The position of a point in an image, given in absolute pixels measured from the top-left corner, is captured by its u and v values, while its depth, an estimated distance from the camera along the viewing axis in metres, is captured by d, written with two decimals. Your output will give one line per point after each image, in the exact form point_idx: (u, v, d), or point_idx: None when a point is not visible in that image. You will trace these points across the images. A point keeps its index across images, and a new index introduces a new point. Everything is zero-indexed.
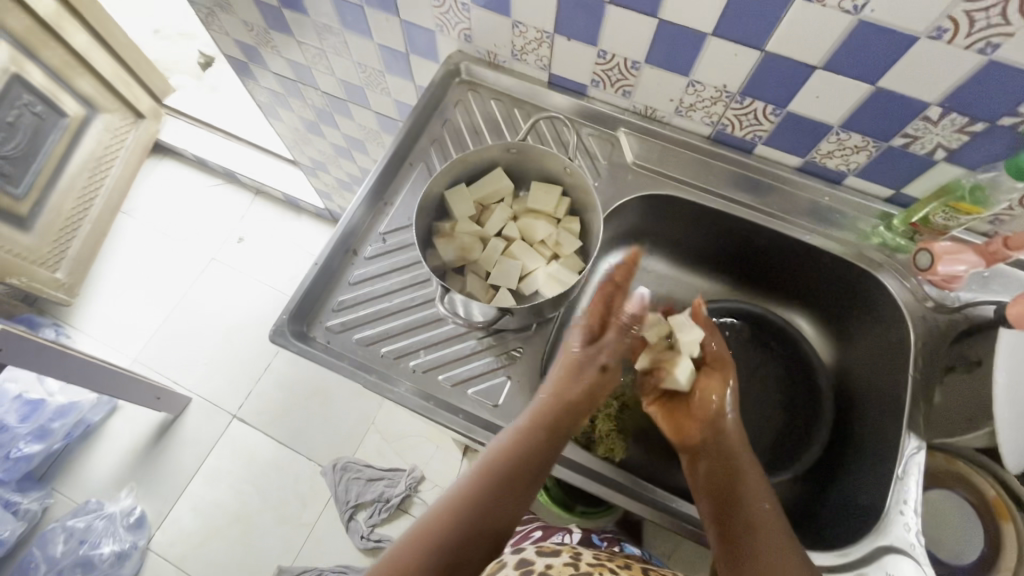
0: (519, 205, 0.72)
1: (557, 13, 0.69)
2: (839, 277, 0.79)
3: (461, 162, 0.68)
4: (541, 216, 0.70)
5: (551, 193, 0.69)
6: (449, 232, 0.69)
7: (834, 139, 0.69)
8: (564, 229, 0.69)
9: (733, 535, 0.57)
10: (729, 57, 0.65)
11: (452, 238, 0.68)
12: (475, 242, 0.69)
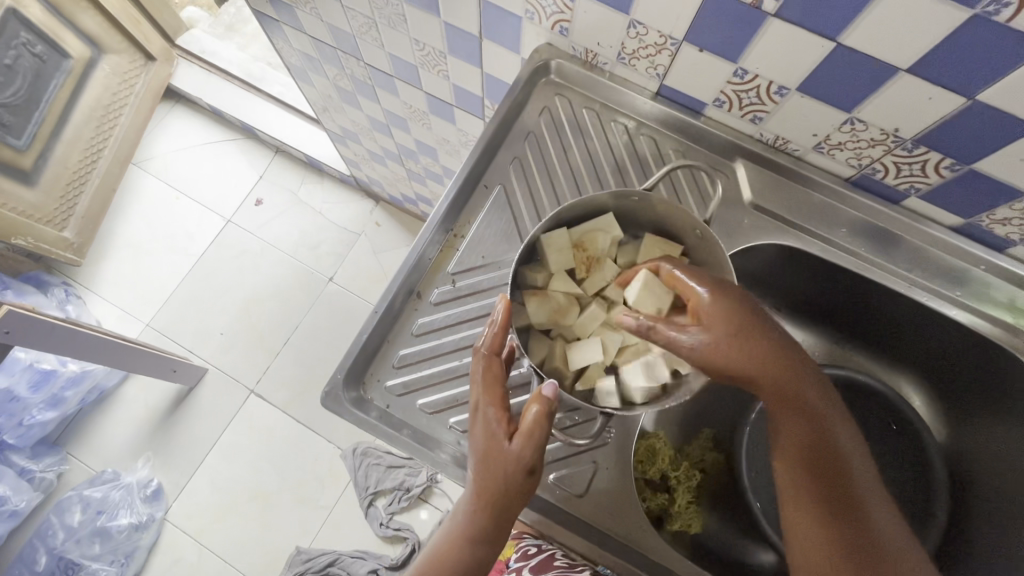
0: (625, 258, 0.66)
1: (693, 20, 0.54)
2: (979, 361, 0.68)
3: (571, 206, 0.60)
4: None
5: (671, 250, 0.63)
6: (543, 290, 0.62)
7: (1020, 206, 0.56)
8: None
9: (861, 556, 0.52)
10: (916, 99, 0.51)
11: (545, 299, 0.61)
12: (572, 305, 0.62)
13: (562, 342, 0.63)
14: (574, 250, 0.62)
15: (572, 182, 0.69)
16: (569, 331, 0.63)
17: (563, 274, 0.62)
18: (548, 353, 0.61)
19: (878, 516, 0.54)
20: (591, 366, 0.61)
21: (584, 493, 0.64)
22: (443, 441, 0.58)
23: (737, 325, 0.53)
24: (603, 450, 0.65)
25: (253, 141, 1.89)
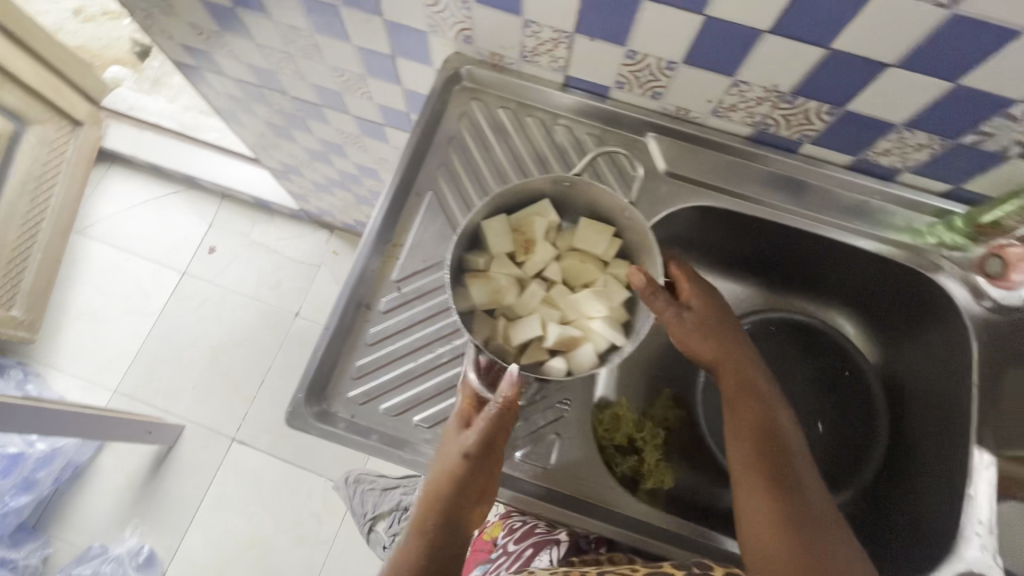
0: (563, 240, 0.69)
1: (580, 12, 0.59)
2: (893, 283, 0.74)
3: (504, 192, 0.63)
4: (588, 259, 0.67)
5: (607, 234, 0.66)
6: (483, 272, 0.65)
7: (895, 136, 0.62)
8: (613, 276, 0.67)
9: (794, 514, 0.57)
10: (785, 55, 0.56)
11: (487, 280, 0.64)
12: (512, 286, 0.65)
13: (503, 323, 0.66)
14: (512, 233, 0.65)
15: (499, 178, 0.72)
16: (511, 311, 0.66)
17: (503, 257, 0.65)
18: (492, 332, 0.64)
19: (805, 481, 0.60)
20: (532, 342, 0.64)
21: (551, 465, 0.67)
22: (412, 439, 0.61)
23: (713, 311, 0.67)
24: (562, 423, 0.69)
25: (196, 190, 1.88)
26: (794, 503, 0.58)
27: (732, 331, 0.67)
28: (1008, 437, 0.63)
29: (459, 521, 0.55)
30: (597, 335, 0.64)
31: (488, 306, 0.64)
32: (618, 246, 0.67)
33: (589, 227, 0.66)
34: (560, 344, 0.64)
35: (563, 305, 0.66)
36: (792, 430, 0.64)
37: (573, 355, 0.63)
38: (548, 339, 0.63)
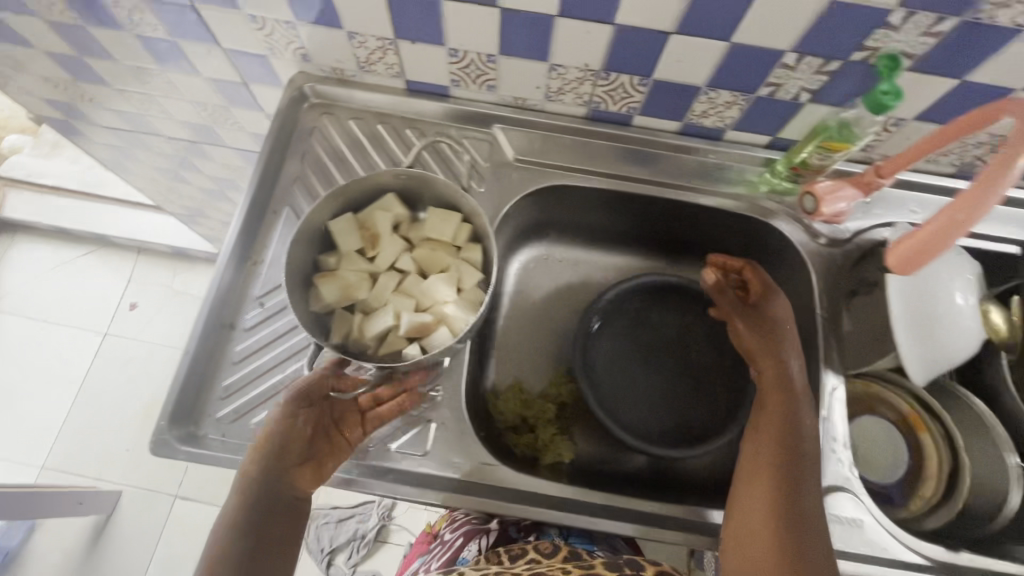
0: (417, 233, 0.71)
1: (392, 18, 0.62)
2: (744, 234, 0.79)
3: (340, 192, 0.66)
4: (439, 246, 0.69)
5: (451, 221, 0.69)
6: (332, 272, 0.67)
7: (704, 97, 0.67)
8: (463, 260, 0.68)
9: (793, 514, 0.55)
10: (582, 34, 0.61)
11: (334, 278, 0.66)
12: (362, 280, 0.67)
13: (360, 317, 0.67)
14: (358, 230, 0.68)
15: None
16: (368, 304, 0.68)
17: (353, 254, 0.68)
18: (347, 326, 0.66)
19: (809, 484, 0.58)
20: (389, 332, 0.66)
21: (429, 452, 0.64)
22: None
23: (762, 322, 0.68)
24: (438, 408, 0.66)
25: (109, 248, 1.83)
26: (798, 533, 0.54)
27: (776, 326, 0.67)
28: (850, 356, 0.69)
29: (282, 494, 0.56)
30: (449, 316, 0.66)
31: (341, 302, 0.66)
32: (467, 232, 0.69)
33: (434, 216, 0.69)
34: (412, 331, 0.65)
35: (416, 292, 0.68)
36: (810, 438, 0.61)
37: (426, 340, 0.65)
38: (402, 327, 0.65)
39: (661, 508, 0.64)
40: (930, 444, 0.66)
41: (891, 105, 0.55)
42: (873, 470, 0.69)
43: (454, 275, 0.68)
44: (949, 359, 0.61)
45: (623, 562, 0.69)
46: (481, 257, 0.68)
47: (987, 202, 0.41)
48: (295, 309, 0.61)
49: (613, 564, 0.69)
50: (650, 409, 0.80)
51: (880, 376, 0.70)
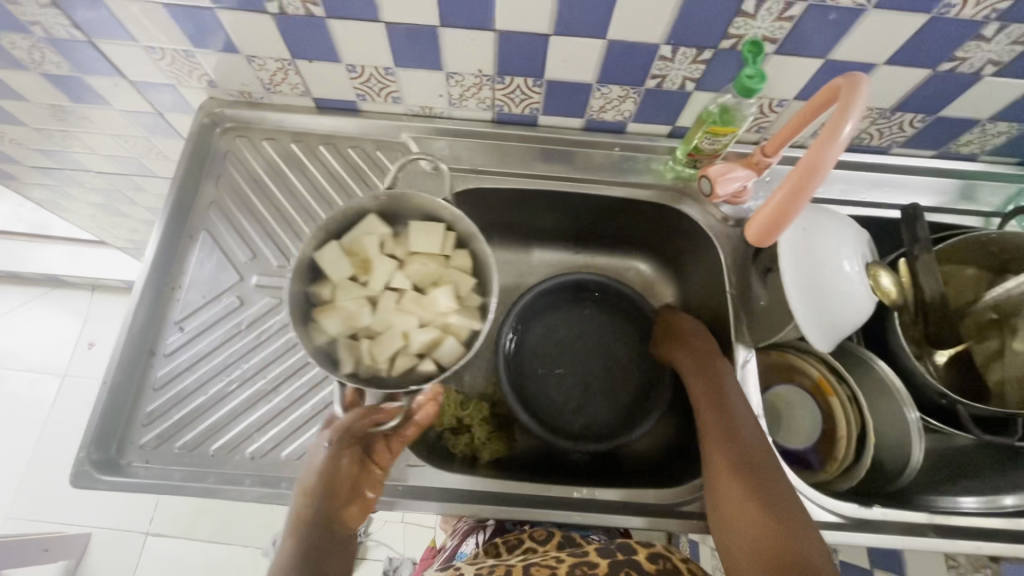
0: (400, 246, 0.68)
1: (284, 39, 0.64)
2: (659, 220, 0.81)
3: (337, 214, 0.63)
4: (427, 257, 0.66)
5: (433, 236, 0.65)
6: (331, 302, 0.63)
7: (598, 93, 0.70)
8: (455, 270, 0.67)
9: (754, 479, 0.56)
10: (467, 42, 0.63)
11: (336, 310, 0.62)
12: (363, 306, 0.64)
13: (367, 342, 0.64)
14: (347, 256, 0.64)
15: (269, 205, 0.75)
16: (371, 330, 0.65)
17: (346, 281, 0.64)
18: (362, 354, 0.63)
19: (756, 446, 0.59)
20: (398, 356, 0.64)
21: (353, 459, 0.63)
22: (210, 468, 0.62)
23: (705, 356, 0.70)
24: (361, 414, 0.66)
25: (64, 288, 1.81)
26: (765, 492, 0.55)
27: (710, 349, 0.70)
28: (759, 330, 0.72)
29: (334, 532, 0.56)
30: (456, 329, 0.65)
31: (346, 333, 0.63)
32: (454, 240, 0.67)
33: (415, 232, 0.66)
34: (426, 347, 0.64)
35: (417, 309, 0.65)
36: (739, 405, 0.63)
37: (439, 354, 0.64)
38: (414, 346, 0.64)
39: (586, 493, 0.65)
40: (838, 407, 0.69)
41: (757, 87, 0.58)
42: (792, 436, 0.73)
43: (456, 283, 0.66)
44: (847, 321, 0.64)
45: (617, 548, 0.65)
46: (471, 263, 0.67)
47: (813, 160, 0.46)
48: (305, 346, 0.58)
49: (605, 550, 0.65)
50: (576, 403, 0.82)
51: (793, 345, 0.74)
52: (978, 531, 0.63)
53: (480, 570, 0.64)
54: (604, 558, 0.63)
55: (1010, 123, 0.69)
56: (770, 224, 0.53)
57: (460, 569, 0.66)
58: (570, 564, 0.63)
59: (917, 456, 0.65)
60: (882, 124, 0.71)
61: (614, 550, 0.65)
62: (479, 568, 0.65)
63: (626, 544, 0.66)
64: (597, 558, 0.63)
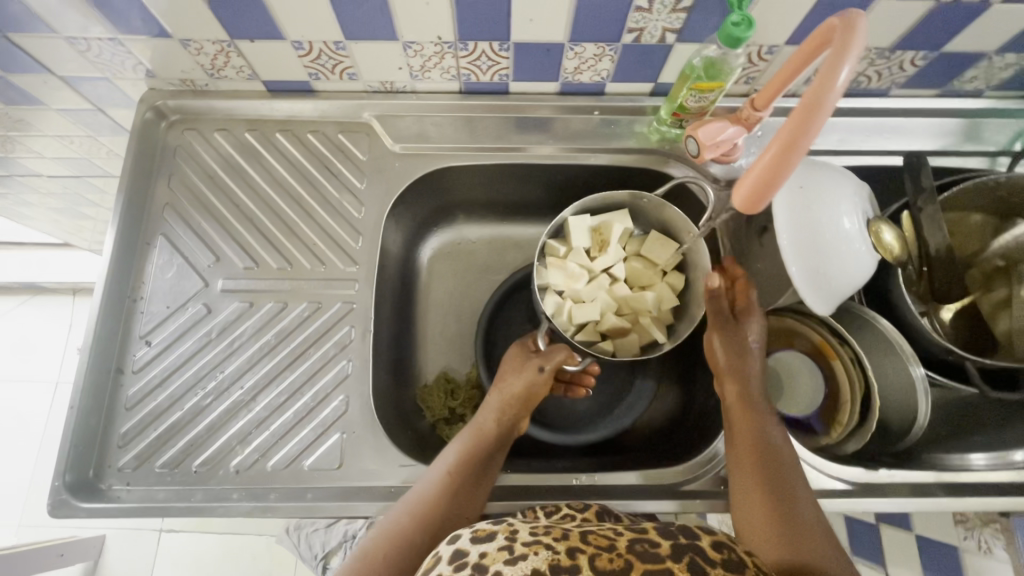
0: (633, 246, 0.74)
1: (218, 19, 0.58)
2: (646, 186, 0.77)
3: (597, 198, 0.70)
4: (651, 265, 0.73)
5: (666, 246, 0.71)
6: (562, 257, 0.71)
7: (571, 54, 0.64)
8: (666, 284, 0.72)
9: (774, 471, 0.56)
10: (421, 7, 0.57)
11: (563, 266, 0.71)
12: (583, 273, 0.70)
13: (571, 300, 0.71)
14: (592, 233, 0.71)
15: (229, 202, 0.70)
16: (579, 295, 0.71)
17: (583, 251, 0.71)
18: (559, 306, 0.70)
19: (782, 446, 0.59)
20: (587, 323, 0.71)
21: (342, 465, 0.61)
22: (195, 486, 0.59)
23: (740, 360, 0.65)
24: (348, 418, 0.63)
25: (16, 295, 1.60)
26: (785, 488, 0.55)
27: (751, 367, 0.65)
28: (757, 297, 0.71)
29: (481, 474, 0.59)
30: (594, 326, 0.71)
31: (563, 286, 0.71)
32: (676, 262, 0.73)
33: (663, 241, 0.71)
34: (613, 331, 0.71)
35: (621, 300, 0.73)
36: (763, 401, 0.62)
37: (619, 342, 0.71)
38: (603, 325, 0.71)
39: (586, 480, 0.62)
40: (841, 371, 0.66)
41: (744, 36, 0.53)
42: (796, 402, 0.71)
43: (657, 297, 0.72)
44: (848, 282, 0.61)
45: (677, 528, 0.47)
46: (684, 286, 0.72)
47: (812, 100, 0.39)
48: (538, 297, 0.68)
49: (664, 529, 0.46)
50: None
51: (793, 309, 0.71)
52: (985, 487, 0.62)
53: (533, 532, 0.45)
54: (663, 538, 0.45)
55: (1019, 54, 0.63)
56: (757, 191, 0.45)
57: (510, 526, 0.46)
58: (628, 537, 0.46)
59: (922, 414, 0.62)
60: (881, 65, 0.66)
61: (673, 531, 0.46)
62: (534, 529, 0.46)
63: (689, 527, 0.47)
64: (654, 536, 0.46)
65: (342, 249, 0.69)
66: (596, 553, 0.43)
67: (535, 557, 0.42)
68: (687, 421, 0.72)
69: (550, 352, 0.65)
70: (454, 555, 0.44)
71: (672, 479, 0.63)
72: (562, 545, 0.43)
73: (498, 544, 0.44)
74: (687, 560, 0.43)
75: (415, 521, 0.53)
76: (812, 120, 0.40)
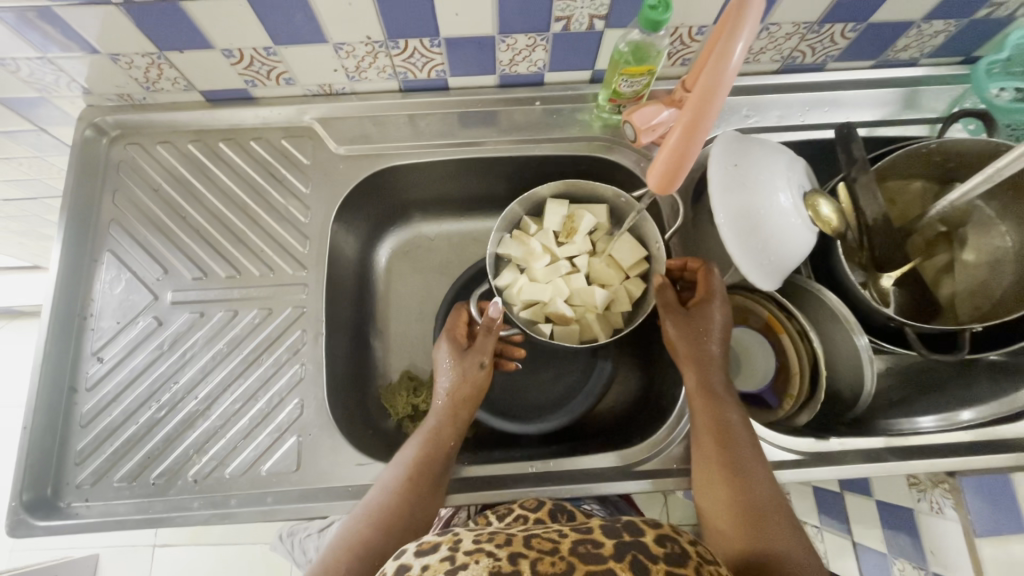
0: (606, 242, 0.73)
1: (143, 31, 0.57)
2: (595, 173, 0.77)
3: (573, 183, 0.70)
4: (615, 266, 0.72)
5: (631, 249, 0.70)
6: (526, 235, 0.72)
7: (503, 46, 0.64)
8: (625, 289, 0.71)
9: (731, 467, 0.56)
10: (345, 8, 0.56)
11: (525, 242, 0.71)
12: (543, 254, 0.71)
13: (527, 276, 0.72)
14: (563, 218, 0.71)
15: (175, 215, 0.70)
16: (535, 274, 0.71)
17: (551, 233, 0.71)
18: (513, 279, 0.71)
19: (740, 437, 0.58)
20: (538, 302, 0.70)
21: (300, 467, 0.61)
22: (152, 497, 0.60)
23: (697, 352, 0.62)
24: (305, 417, 0.63)
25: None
26: (744, 484, 0.54)
27: (710, 352, 0.62)
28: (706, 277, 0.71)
29: (439, 469, 0.58)
30: (544, 305, 0.71)
31: (520, 260, 0.71)
32: (642, 269, 0.71)
33: (630, 243, 0.70)
34: (557, 315, 0.70)
35: (578, 293, 0.72)
36: (718, 385, 0.61)
37: (563, 328, 0.71)
38: (549, 308, 0.70)
39: (541, 466, 0.62)
40: (789, 345, 0.67)
41: (663, 19, 0.53)
42: (750, 379, 0.72)
43: (611, 298, 0.71)
44: (784, 257, 0.62)
45: (621, 525, 0.42)
46: (641, 294, 0.71)
47: (707, 89, 0.43)
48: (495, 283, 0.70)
49: (608, 526, 0.41)
50: (523, 380, 0.77)
51: (742, 287, 0.72)
52: (934, 449, 0.63)
53: (476, 540, 0.39)
54: (607, 536, 0.40)
55: (947, 21, 0.64)
56: (668, 174, 0.50)
57: (455, 535, 0.40)
58: (572, 538, 0.40)
59: (868, 382, 0.64)
60: (812, 39, 0.66)
61: (618, 528, 0.41)
62: (478, 535, 0.40)
63: (633, 523, 0.42)
64: (599, 535, 0.40)
65: (290, 254, 0.70)
66: (539, 558, 0.37)
67: (474, 567, 0.36)
68: (645, 406, 0.73)
69: (481, 343, 0.65)
70: (398, 571, 0.38)
71: (626, 461, 0.63)
72: (504, 550, 0.37)
73: (439, 556, 0.38)
74: (629, 560, 0.38)
75: (373, 531, 0.52)
76: (708, 107, 0.44)
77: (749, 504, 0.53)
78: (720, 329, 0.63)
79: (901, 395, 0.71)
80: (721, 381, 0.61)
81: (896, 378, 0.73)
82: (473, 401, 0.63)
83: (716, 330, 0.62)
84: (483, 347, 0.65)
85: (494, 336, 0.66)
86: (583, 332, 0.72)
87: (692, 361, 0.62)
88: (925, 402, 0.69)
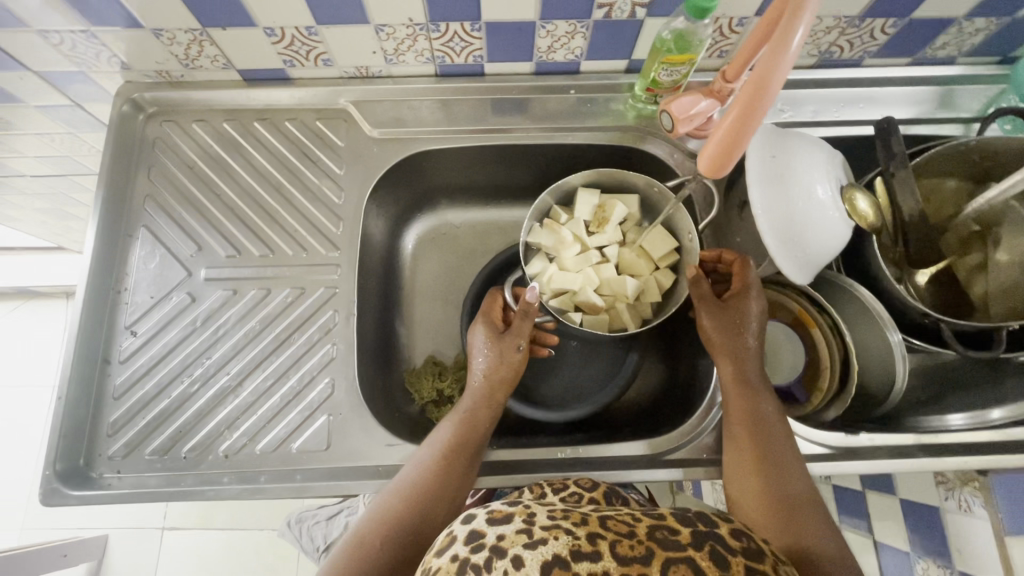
0: (636, 232, 0.73)
1: (190, 6, 0.58)
2: (625, 163, 0.77)
3: (606, 172, 0.70)
4: (645, 257, 0.72)
5: (662, 239, 0.70)
6: (557, 224, 0.72)
7: (543, 32, 0.64)
8: (654, 280, 0.71)
9: (765, 458, 0.56)
10: None
11: (557, 230, 0.71)
12: (574, 243, 0.71)
13: (558, 266, 0.72)
14: (595, 208, 0.71)
15: (209, 192, 0.70)
16: (566, 263, 0.71)
17: (583, 223, 0.71)
18: (544, 268, 0.71)
19: (775, 428, 0.58)
20: (568, 291, 0.71)
21: (331, 445, 0.61)
22: (184, 470, 0.60)
23: (733, 343, 0.62)
24: (336, 396, 0.64)
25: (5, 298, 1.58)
26: (778, 475, 0.54)
27: (745, 344, 0.62)
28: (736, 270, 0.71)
29: (472, 451, 0.58)
30: (574, 294, 0.71)
31: (551, 249, 0.71)
32: (672, 260, 0.71)
33: (661, 234, 0.70)
34: (587, 305, 0.71)
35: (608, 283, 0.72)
36: (753, 377, 0.61)
37: (593, 317, 0.71)
38: (579, 297, 0.70)
39: (571, 452, 0.63)
40: (820, 340, 0.67)
41: (710, 6, 0.53)
42: (777, 373, 0.72)
43: (641, 288, 0.72)
44: (818, 252, 0.61)
45: (693, 515, 0.42)
46: (671, 285, 0.71)
47: (764, 75, 0.43)
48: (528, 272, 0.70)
49: (681, 515, 0.41)
50: (549, 368, 0.77)
51: (772, 280, 0.72)
52: (965, 447, 0.62)
53: (551, 516, 0.39)
54: (682, 524, 0.40)
55: (988, 19, 0.64)
56: (721, 157, 0.50)
57: (527, 508, 0.41)
58: (648, 522, 0.40)
59: (900, 379, 0.64)
60: (851, 34, 0.66)
61: (691, 518, 0.41)
62: (551, 511, 0.40)
63: (705, 514, 0.42)
64: (675, 523, 0.40)
65: (323, 235, 0.70)
66: (617, 540, 0.37)
67: (554, 543, 0.37)
68: (671, 397, 0.73)
69: (518, 326, 0.65)
70: (470, 536, 0.39)
71: (656, 449, 0.63)
72: (582, 529, 0.38)
73: (515, 527, 0.38)
74: (708, 549, 0.38)
75: (406, 509, 0.52)
76: (766, 90, 0.44)
77: (782, 494, 0.53)
78: (756, 321, 0.63)
79: (929, 394, 0.71)
80: (756, 373, 0.61)
81: (923, 377, 0.72)
82: (507, 386, 0.63)
83: (752, 322, 0.62)
84: (519, 332, 0.65)
85: (530, 323, 0.66)
86: (613, 321, 0.73)
87: (728, 351, 0.62)
88: (953, 401, 0.69)
